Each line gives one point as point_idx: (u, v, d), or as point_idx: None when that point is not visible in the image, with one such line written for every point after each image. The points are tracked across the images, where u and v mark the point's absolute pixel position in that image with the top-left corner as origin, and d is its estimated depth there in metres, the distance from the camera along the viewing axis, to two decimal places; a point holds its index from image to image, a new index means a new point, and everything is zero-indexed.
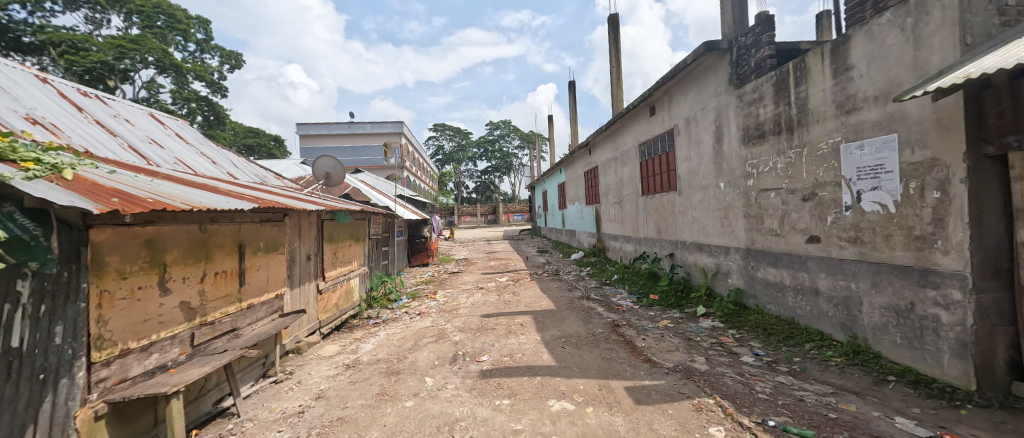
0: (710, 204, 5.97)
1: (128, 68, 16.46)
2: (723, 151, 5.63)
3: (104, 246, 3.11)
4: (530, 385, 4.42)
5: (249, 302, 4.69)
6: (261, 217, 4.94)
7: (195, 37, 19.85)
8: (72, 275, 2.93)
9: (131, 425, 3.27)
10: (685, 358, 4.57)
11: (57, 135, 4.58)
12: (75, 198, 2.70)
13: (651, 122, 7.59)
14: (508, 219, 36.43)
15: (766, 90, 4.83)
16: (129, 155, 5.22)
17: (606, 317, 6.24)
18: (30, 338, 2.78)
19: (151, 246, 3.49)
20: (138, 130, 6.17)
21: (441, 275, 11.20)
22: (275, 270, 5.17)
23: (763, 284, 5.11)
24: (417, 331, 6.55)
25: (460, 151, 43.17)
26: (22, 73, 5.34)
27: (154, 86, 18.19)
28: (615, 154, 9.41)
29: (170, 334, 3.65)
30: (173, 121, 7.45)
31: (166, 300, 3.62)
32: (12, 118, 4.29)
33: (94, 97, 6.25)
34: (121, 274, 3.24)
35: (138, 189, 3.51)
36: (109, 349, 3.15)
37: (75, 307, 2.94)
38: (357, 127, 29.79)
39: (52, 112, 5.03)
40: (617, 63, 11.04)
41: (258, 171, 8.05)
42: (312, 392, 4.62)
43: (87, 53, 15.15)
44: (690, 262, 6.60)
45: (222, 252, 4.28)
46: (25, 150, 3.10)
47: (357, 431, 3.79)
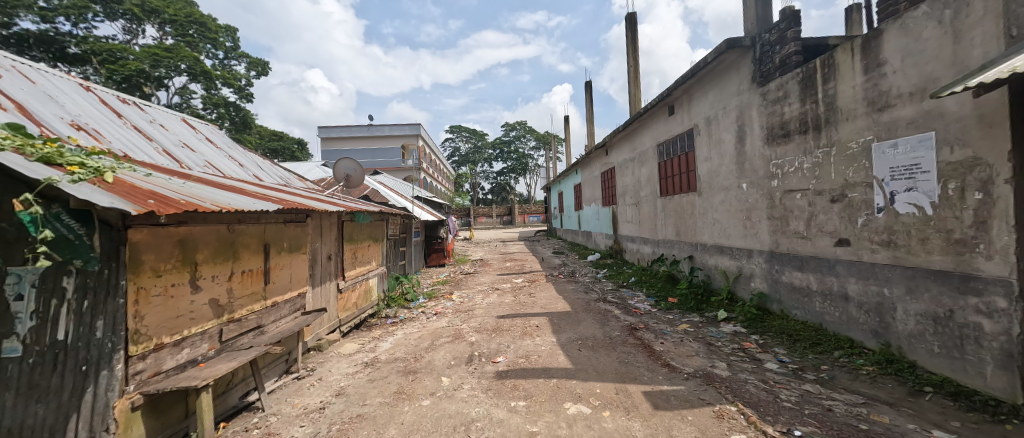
0: (732, 205, 5.80)
1: (162, 75, 17.13)
2: (745, 150, 5.47)
3: (141, 246, 3.19)
4: (546, 387, 4.37)
5: (273, 300, 4.77)
6: (285, 217, 5.01)
7: (223, 44, 20.51)
8: (112, 272, 3.02)
9: (165, 416, 3.37)
10: (706, 364, 4.44)
11: (99, 140, 4.76)
12: (116, 200, 2.81)
13: (670, 121, 7.45)
14: (524, 220, 36.37)
15: (791, 87, 4.66)
16: (163, 159, 5.39)
17: (624, 320, 6.14)
18: (74, 331, 2.93)
19: (184, 245, 3.57)
20: (172, 134, 6.37)
21: (457, 275, 11.23)
22: (298, 270, 5.24)
23: (788, 289, 4.94)
24: (434, 330, 6.56)
25: (476, 153, 43.33)
26: (67, 82, 5.58)
27: (185, 91, 18.87)
28: (633, 154, 9.27)
29: (201, 330, 3.74)
30: (205, 126, 7.68)
31: (197, 297, 3.71)
32: (56, 124, 4.47)
33: (133, 103, 6.48)
34: (155, 272, 3.33)
35: (171, 190, 3.61)
36: (145, 343, 3.25)
37: (114, 303, 3.03)
38: (376, 129, 30.20)
39: (94, 118, 5.23)
40: (635, 62, 10.88)
41: (281, 173, 8.20)
42: (332, 389, 4.66)
43: (125, 62, 15.85)
44: (710, 264, 6.44)
45: (249, 251, 4.36)
46: (70, 154, 3.21)
47: (375, 429, 3.80)
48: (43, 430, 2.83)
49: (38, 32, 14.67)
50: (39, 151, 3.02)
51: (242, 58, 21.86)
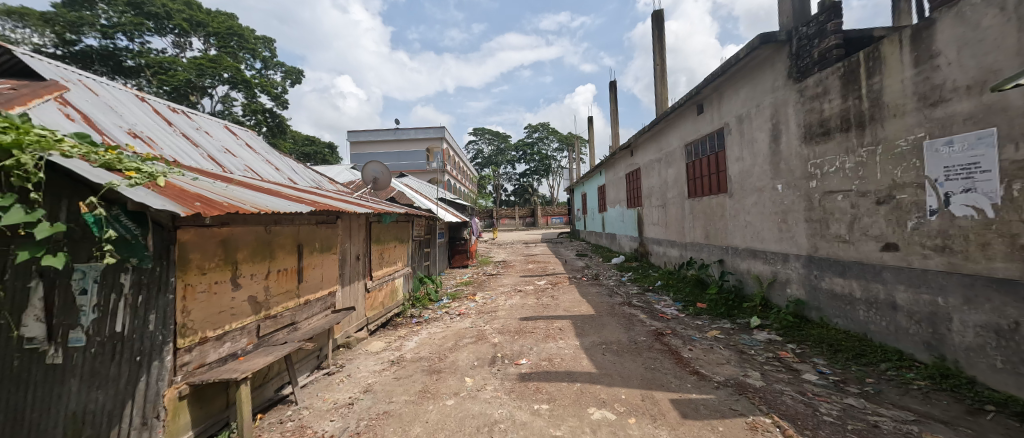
0: (766, 207, 5.56)
1: (207, 85, 18.03)
2: (781, 150, 5.23)
3: (188, 245, 3.37)
4: (570, 391, 4.27)
5: (307, 298, 4.87)
6: (317, 218, 5.11)
7: (263, 54, 21.34)
8: (163, 269, 3.22)
9: (207, 406, 3.58)
10: (738, 373, 4.25)
11: (152, 147, 5.01)
12: (167, 202, 2.98)
13: (699, 120, 7.22)
14: (547, 222, 36.21)
15: (831, 83, 4.42)
16: (208, 164, 5.60)
17: (650, 324, 5.97)
18: (130, 324, 3.20)
19: (226, 245, 3.72)
20: (216, 140, 6.61)
21: (480, 277, 11.24)
22: (329, 269, 5.32)
23: (828, 296, 4.68)
24: (458, 331, 6.56)
25: (499, 155, 43.44)
26: (124, 93, 5.91)
27: (228, 99, 19.69)
28: (659, 155, 9.03)
29: (240, 326, 3.89)
30: (246, 133, 7.96)
31: (237, 294, 3.86)
32: (115, 132, 4.73)
33: (182, 112, 6.77)
34: (201, 270, 3.50)
35: (215, 193, 3.75)
36: (191, 337, 3.43)
37: (165, 298, 3.22)
38: (402, 133, 30.68)
39: (148, 127, 5.51)
40: (662, 61, 10.62)
41: (314, 176, 8.40)
42: (360, 386, 4.71)
43: (174, 73, 16.77)
44: (743, 268, 6.18)
45: (285, 251, 4.48)
46: (128, 160, 3.38)
47: (401, 427, 3.81)
48: (105, 413, 3.17)
49: (100, 48, 16.05)
50: (100, 156, 3.21)
51: (278, 67, 22.64)
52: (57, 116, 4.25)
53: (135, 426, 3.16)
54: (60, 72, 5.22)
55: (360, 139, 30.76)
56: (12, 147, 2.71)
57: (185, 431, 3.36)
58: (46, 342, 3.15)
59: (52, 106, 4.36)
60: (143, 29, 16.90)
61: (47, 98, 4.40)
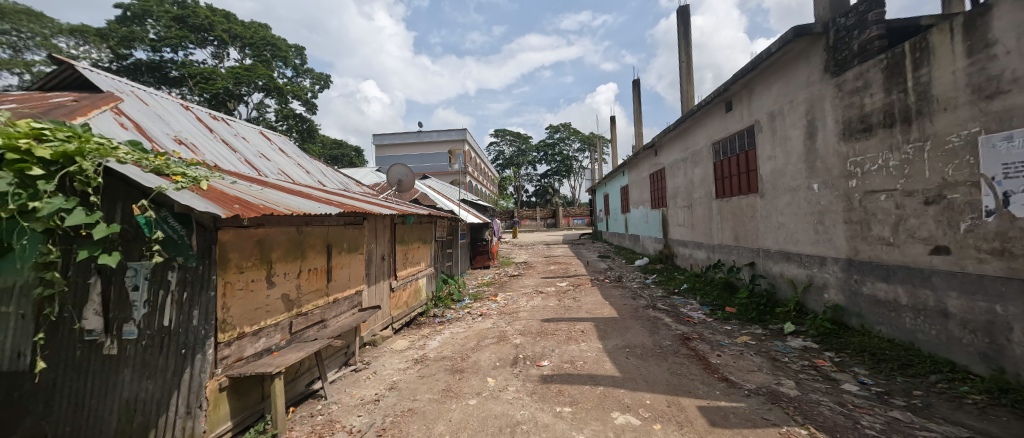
0: (800, 208, 5.32)
1: (243, 93, 18.76)
2: (817, 147, 4.99)
3: (228, 245, 3.49)
4: (592, 394, 4.17)
5: (336, 296, 4.94)
6: (346, 219, 5.19)
7: (292, 62, 21.91)
8: (206, 268, 3.36)
9: (245, 398, 3.68)
10: (771, 381, 4.06)
11: (195, 153, 5.20)
12: (209, 204, 3.11)
13: (727, 118, 6.99)
14: (568, 222, 35.94)
15: (873, 76, 4.19)
16: (246, 168, 5.79)
17: (675, 329, 5.80)
18: (176, 319, 3.33)
19: (262, 245, 3.83)
20: (252, 146, 6.80)
21: (501, 277, 11.22)
22: (356, 269, 5.39)
23: (870, 302, 4.43)
24: (480, 331, 6.55)
25: (520, 156, 43.40)
26: (170, 102, 6.17)
27: (262, 106, 20.38)
28: (685, 154, 8.80)
29: (274, 322, 3.98)
30: (280, 138, 8.18)
31: (272, 292, 3.96)
32: (163, 140, 4.95)
33: (221, 119, 6.99)
34: (240, 268, 3.61)
35: (252, 195, 3.86)
36: (230, 332, 3.54)
37: (207, 294, 3.35)
38: (425, 135, 31.03)
39: (192, 133, 5.73)
40: (688, 58, 10.35)
41: (342, 179, 8.54)
42: (385, 383, 4.75)
43: (213, 82, 17.52)
44: (775, 272, 5.93)
45: (315, 251, 4.56)
46: (175, 165, 3.53)
47: (425, 425, 3.80)
48: (153, 402, 3.30)
49: (149, 62, 17.21)
50: (150, 161, 3.35)
51: (307, 74, 23.23)
52: (112, 124, 4.50)
53: (180, 414, 3.29)
54: (115, 85, 5.52)
55: (384, 142, 31.31)
56: (73, 154, 2.94)
57: (224, 421, 3.48)
58: (101, 333, 3.29)
59: (108, 116, 4.61)
60: (186, 41, 17.70)
61: (103, 107, 4.64)
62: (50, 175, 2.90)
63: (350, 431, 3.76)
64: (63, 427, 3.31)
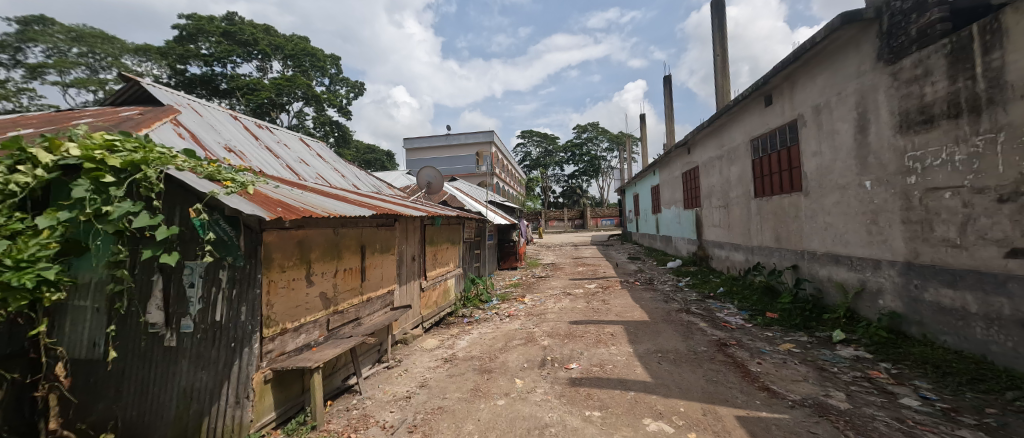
0: (851, 207, 4.96)
1: (286, 102, 19.58)
2: (869, 141, 4.64)
3: (272, 246, 3.56)
4: (622, 399, 4.03)
5: (369, 296, 4.99)
6: (378, 221, 5.23)
7: (329, 72, 22.61)
8: (252, 267, 3.43)
9: (286, 390, 3.79)
10: (818, 392, 3.79)
11: (243, 159, 5.40)
12: (255, 207, 3.22)
13: (767, 113, 6.64)
14: (597, 224, 35.48)
15: (935, 62, 3.86)
16: (287, 173, 5.96)
17: (711, 334, 5.54)
18: (226, 314, 3.44)
19: (302, 245, 3.90)
20: (293, 152, 7.00)
21: (529, 279, 11.14)
22: (388, 269, 5.43)
23: (933, 310, 4.07)
24: (508, 332, 6.48)
25: (547, 157, 43.17)
26: (219, 111, 6.42)
27: (301, 114, 21.15)
28: (720, 151, 8.45)
29: (313, 319, 4.06)
30: (317, 143, 8.38)
31: (311, 290, 4.03)
32: (215, 148, 5.16)
33: (266, 127, 7.24)
34: (282, 268, 3.69)
35: (293, 199, 3.95)
36: (274, 327, 3.62)
37: (253, 292, 3.42)
38: (453, 138, 31.30)
39: (240, 141, 5.96)
40: (724, 51, 9.94)
41: (375, 182, 8.68)
42: (416, 380, 4.76)
43: (258, 93, 18.39)
44: (822, 275, 5.56)
45: (350, 252, 4.62)
46: (225, 171, 3.65)
47: (454, 424, 3.77)
48: (207, 391, 3.43)
49: (202, 75, 18.22)
50: (204, 168, 3.49)
51: (343, 82, 23.92)
52: (171, 135, 4.73)
53: (230, 404, 3.40)
54: (174, 98, 5.85)
55: (414, 146, 31.89)
56: (138, 162, 3.17)
57: (269, 412, 3.58)
58: (162, 327, 3.45)
59: (168, 126, 4.85)
60: (232, 55, 18.54)
61: (164, 119, 4.89)
62: (120, 182, 3.17)
63: (383, 426, 3.79)
64: (131, 412, 3.49)
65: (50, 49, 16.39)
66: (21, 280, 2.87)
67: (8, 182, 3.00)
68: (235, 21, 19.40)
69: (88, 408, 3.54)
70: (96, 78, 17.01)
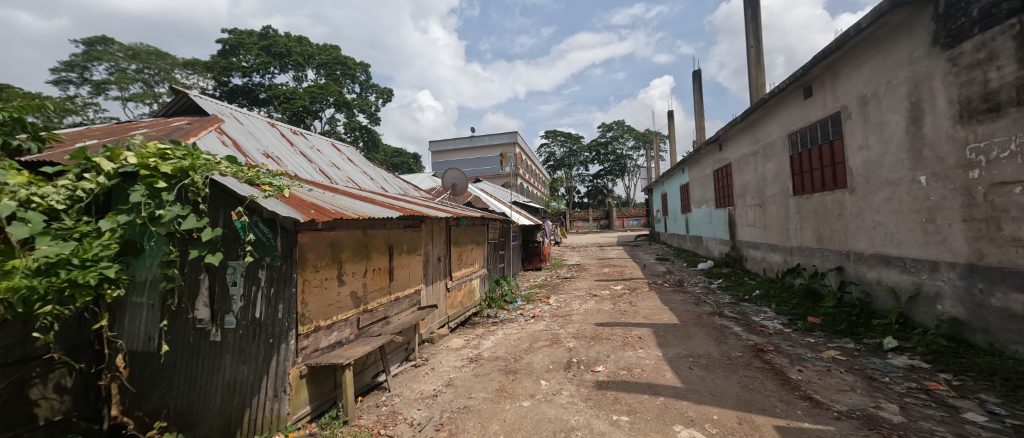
0: (903, 204, 4.62)
1: (319, 108, 20.16)
2: (924, 133, 4.31)
3: (306, 246, 3.63)
4: (651, 404, 3.86)
5: (397, 295, 5.01)
6: (406, 222, 5.24)
7: (359, 79, 23.08)
8: (288, 267, 3.49)
9: (321, 386, 3.86)
10: (867, 403, 3.52)
11: (280, 165, 5.53)
12: (290, 210, 3.28)
13: (806, 106, 6.29)
14: (623, 224, 34.87)
15: (1002, 45, 3.56)
16: (319, 177, 6.07)
17: (746, 339, 5.27)
18: (265, 311, 3.49)
19: (333, 246, 3.95)
20: (325, 157, 7.12)
21: (554, 280, 10.99)
22: (415, 269, 5.43)
23: (1001, 316, 3.73)
24: (532, 333, 6.38)
25: (572, 157, 42.78)
26: (258, 121, 6.60)
27: (332, 120, 21.74)
28: (755, 147, 8.09)
29: (344, 318, 4.09)
30: (348, 148, 8.50)
31: (342, 289, 4.06)
32: (255, 154, 5.30)
33: (300, 133, 7.39)
34: (315, 267, 3.73)
35: (325, 201, 4.02)
36: (308, 324, 3.66)
37: (289, 290, 3.48)
38: (477, 140, 31.43)
39: (277, 147, 6.10)
40: (757, 42, 9.53)
41: (402, 184, 8.75)
42: (442, 379, 4.73)
43: (294, 101, 19.05)
44: (870, 278, 5.19)
45: (379, 252, 4.64)
46: (263, 176, 3.72)
47: (480, 424, 3.71)
48: (249, 384, 3.49)
49: (243, 86, 19.04)
50: (245, 173, 3.58)
51: (372, 89, 24.40)
52: (215, 143, 4.88)
53: (269, 397, 3.46)
54: (218, 108, 6.07)
55: (440, 149, 32.25)
56: (185, 168, 3.26)
57: (304, 406, 3.65)
58: (209, 322, 3.53)
59: (212, 135, 5.02)
60: (269, 64, 19.25)
61: (210, 127, 5.06)
62: (171, 187, 3.27)
63: (411, 424, 3.77)
64: (182, 401, 3.60)
65: (111, 66, 17.67)
66: (85, 277, 2.98)
67: (76, 188, 3.19)
68: (271, 33, 20.16)
69: (144, 398, 3.68)
70: (150, 91, 18.12)
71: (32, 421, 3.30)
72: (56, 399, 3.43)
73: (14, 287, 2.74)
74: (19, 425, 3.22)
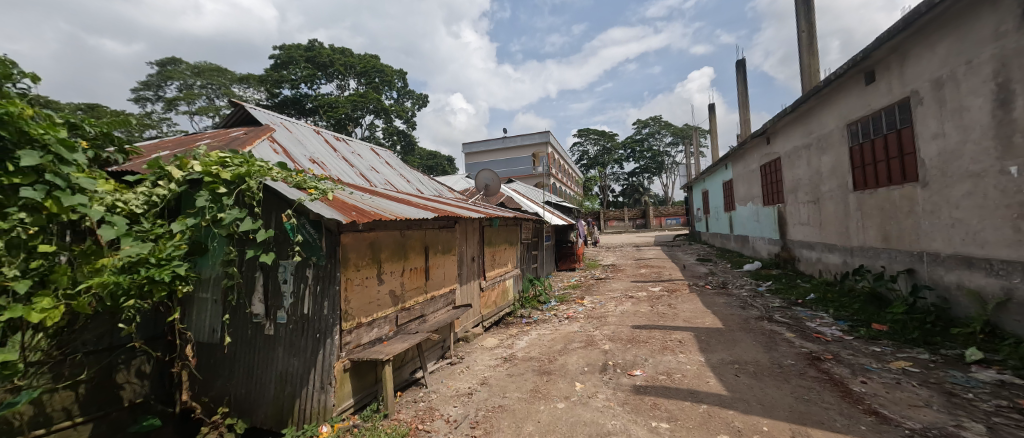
0: (989, 198, 4.13)
1: (359, 115, 20.78)
2: (1015, 117, 3.83)
3: (348, 247, 3.63)
4: (694, 412, 3.62)
5: (433, 293, 4.99)
6: (441, 223, 5.22)
7: (396, 85, 23.60)
8: (332, 266, 3.51)
9: (362, 379, 3.87)
10: (946, 421, 3.15)
11: (325, 169, 5.67)
12: (332, 211, 3.31)
13: (867, 92, 5.79)
14: (661, 223, 33.83)
15: None
16: (360, 180, 6.18)
17: (800, 346, 4.88)
18: (312, 307, 3.53)
19: (373, 246, 3.95)
20: (365, 161, 7.24)
21: (588, 280, 10.74)
22: (450, 268, 5.40)
23: None
24: (567, 334, 6.21)
25: (606, 155, 41.99)
26: (305, 128, 6.80)
27: (371, 126, 22.38)
28: (808, 139, 7.55)
29: (383, 315, 4.10)
30: (387, 152, 8.64)
31: (381, 287, 4.07)
32: (302, 160, 5.47)
33: (343, 139, 7.54)
34: (357, 267, 3.74)
35: (366, 203, 4.04)
36: (351, 322, 3.67)
37: (334, 288, 3.49)
38: (510, 140, 31.38)
39: (322, 153, 6.27)
40: (809, 26, 8.92)
41: (437, 186, 8.78)
42: (477, 378, 4.66)
43: (337, 109, 19.76)
44: (949, 281, 4.68)
45: (415, 252, 4.62)
46: (310, 180, 3.77)
47: (514, 424, 3.61)
48: (299, 376, 3.56)
49: (292, 97, 19.98)
50: (294, 178, 3.62)
51: (408, 95, 24.91)
52: (268, 151, 5.10)
53: (316, 388, 3.50)
54: (270, 118, 6.32)
55: (474, 151, 32.55)
56: (242, 174, 3.34)
57: (347, 399, 3.66)
58: (263, 317, 3.65)
59: (265, 144, 5.24)
60: (316, 78, 20.29)
61: (263, 136, 5.30)
62: (230, 192, 3.38)
63: (447, 420, 3.72)
64: (240, 390, 3.74)
65: (181, 84, 19.16)
66: (162, 275, 3.09)
67: (152, 194, 3.33)
68: (317, 45, 21.01)
69: (208, 385, 3.88)
70: (212, 105, 19.40)
71: (117, 402, 3.49)
72: (136, 384, 3.62)
73: (103, 283, 2.85)
74: (107, 405, 3.43)
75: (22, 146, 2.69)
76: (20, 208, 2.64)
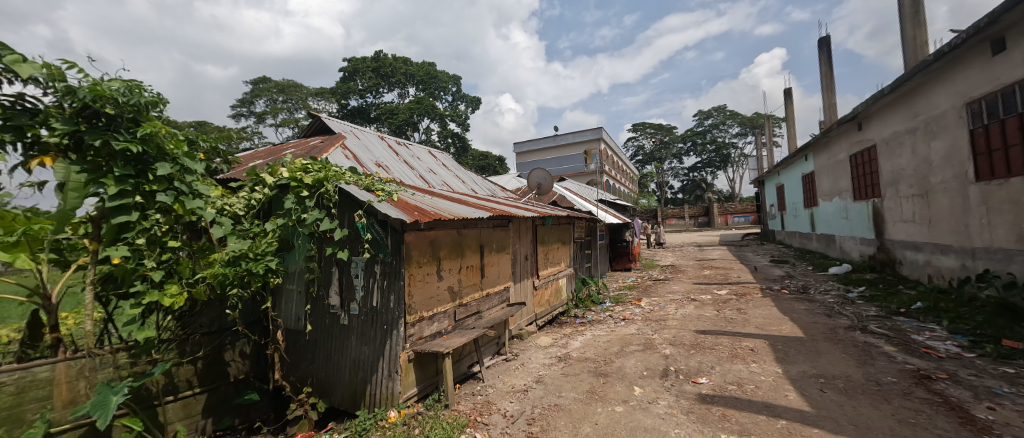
0: None
1: (418, 120, 21.43)
2: None
3: (411, 245, 3.61)
4: (771, 427, 3.20)
5: (488, 291, 4.88)
6: (495, 221, 5.11)
7: (450, 90, 24.08)
8: (397, 263, 3.50)
9: (425, 370, 3.85)
10: None
11: (389, 172, 5.78)
12: (397, 212, 3.29)
13: (993, 65, 4.92)
14: (727, 222, 31.71)
15: None
16: (420, 182, 6.24)
17: (904, 361, 4.20)
18: (380, 301, 3.54)
19: (433, 245, 3.91)
20: (423, 164, 7.31)
21: (646, 281, 10.22)
22: (504, 266, 5.28)
23: None
24: (624, 336, 5.87)
25: (664, 150, 40.13)
26: (372, 134, 7.00)
27: (428, 130, 22.95)
28: (912, 122, 6.60)
29: (443, 310, 4.05)
30: (444, 154, 8.71)
31: (441, 283, 4.02)
32: (369, 164, 5.60)
33: (404, 145, 7.66)
34: (419, 264, 3.71)
35: (426, 203, 4.03)
36: (414, 315, 3.64)
37: (399, 283, 3.47)
38: (562, 139, 30.93)
39: (387, 158, 6.40)
40: None
41: (491, 186, 8.72)
42: (532, 375, 4.48)
43: (397, 116, 20.54)
44: None
45: (471, 250, 4.54)
46: (377, 182, 3.80)
47: (571, 423, 3.40)
48: (370, 363, 3.58)
49: (359, 106, 21.24)
50: (364, 180, 3.66)
51: (463, 98, 25.39)
52: (341, 157, 5.28)
53: (384, 376, 3.50)
54: (341, 126, 6.56)
55: (527, 151, 32.55)
56: (321, 178, 3.42)
57: (412, 388, 3.65)
58: (339, 308, 3.72)
59: (338, 151, 5.42)
60: (381, 86, 21.30)
61: (336, 144, 5.49)
62: (312, 195, 3.45)
63: (504, 415, 3.59)
64: (321, 372, 3.83)
65: (267, 100, 21.07)
66: (258, 268, 3.21)
67: (251, 198, 3.53)
68: (381, 55, 21.96)
69: (294, 367, 4.01)
70: (292, 117, 20.99)
71: (225, 377, 3.65)
72: (241, 361, 3.79)
73: (214, 274, 3.03)
74: (217, 379, 3.59)
75: (159, 159, 2.84)
76: (156, 210, 2.85)
